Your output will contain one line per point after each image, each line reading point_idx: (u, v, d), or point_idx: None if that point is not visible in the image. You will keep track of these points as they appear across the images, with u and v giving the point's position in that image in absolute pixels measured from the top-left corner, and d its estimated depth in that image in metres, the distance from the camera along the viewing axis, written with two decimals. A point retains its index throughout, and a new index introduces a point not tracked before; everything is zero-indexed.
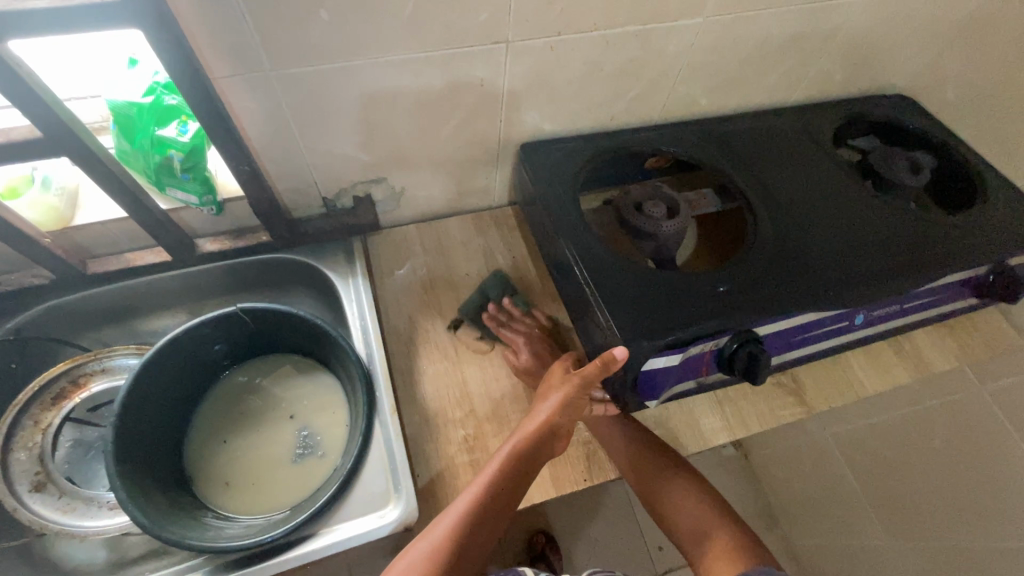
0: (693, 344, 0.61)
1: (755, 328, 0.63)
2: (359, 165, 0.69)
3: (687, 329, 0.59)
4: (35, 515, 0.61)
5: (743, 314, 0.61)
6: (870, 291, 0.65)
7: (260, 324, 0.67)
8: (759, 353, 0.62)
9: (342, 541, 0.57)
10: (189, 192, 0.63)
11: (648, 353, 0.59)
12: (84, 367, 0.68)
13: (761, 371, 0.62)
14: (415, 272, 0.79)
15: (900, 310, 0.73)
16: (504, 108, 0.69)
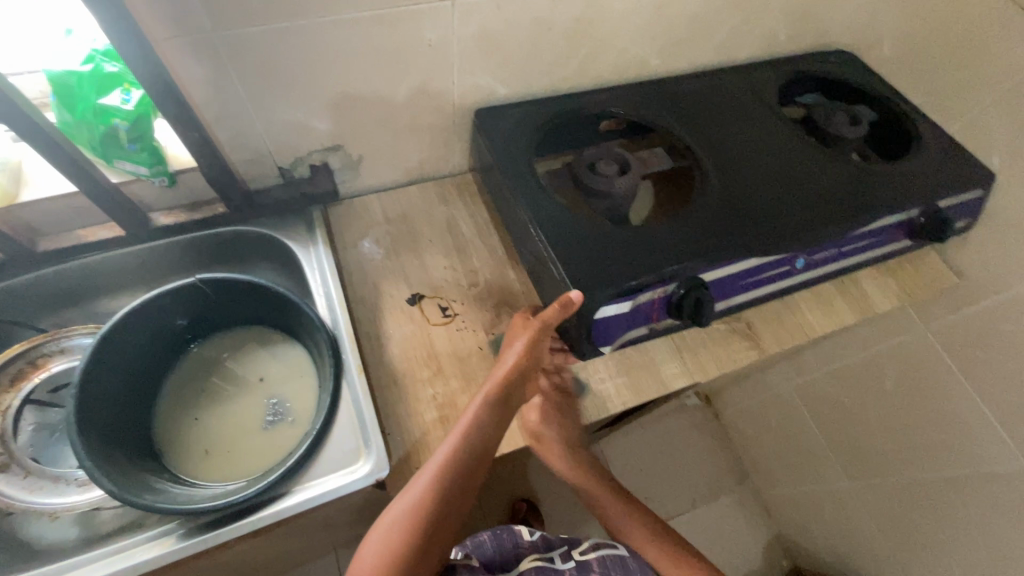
0: (642, 292, 0.64)
1: (700, 276, 0.67)
2: (313, 132, 0.69)
3: (637, 278, 0.63)
4: (0, 494, 0.61)
5: (690, 264, 0.65)
6: (808, 237, 0.69)
7: (221, 295, 0.67)
8: (705, 299, 0.66)
9: (316, 497, 0.58)
10: (137, 163, 0.62)
11: (601, 302, 0.62)
12: (42, 348, 0.67)
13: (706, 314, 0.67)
14: (377, 240, 0.80)
15: (838, 254, 0.77)
16: (456, 71, 0.70)
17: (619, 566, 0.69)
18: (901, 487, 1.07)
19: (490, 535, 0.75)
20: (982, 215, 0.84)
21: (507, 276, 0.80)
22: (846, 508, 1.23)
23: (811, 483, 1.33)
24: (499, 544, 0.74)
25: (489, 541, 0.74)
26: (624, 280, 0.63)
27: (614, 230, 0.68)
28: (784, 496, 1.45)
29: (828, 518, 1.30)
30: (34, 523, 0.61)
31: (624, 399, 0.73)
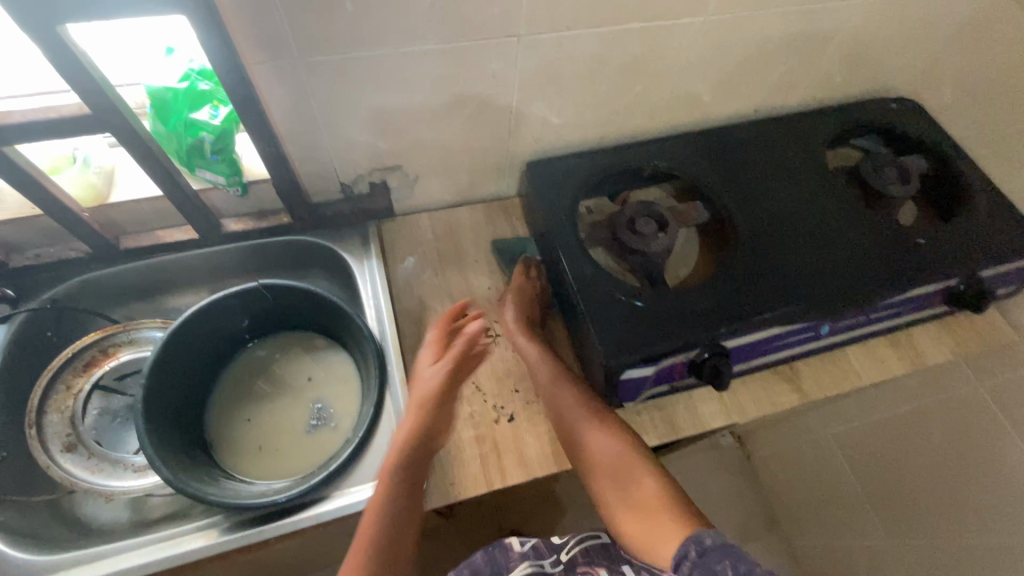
0: (664, 357, 0.67)
1: (721, 342, 0.68)
2: (375, 152, 0.73)
3: (657, 346, 0.66)
4: (68, 474, 0.65)
5: (712, 330, 0.67)
6: (834, 306, 0.71)
7: (278, 300, 0.70)
8: (725, 366, 0.67)
9: (355, 503, 0.60)
10: (216, 173, 0.67)
11: (623, 366, 0.66)
12: (113, 338, 0.71)
13: (725, 381, 0.68)
14: (427, 257, 0.83)
15: (870, 320, 0.76)
16: (515, 100, 0.72)
17: (603, 555, 0.65)
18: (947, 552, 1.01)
19: (483, 554, 0.68)
20: None
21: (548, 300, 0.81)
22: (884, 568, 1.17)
23: (847, 536, 1.27)
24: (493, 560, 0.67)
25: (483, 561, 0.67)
26: (647, 343, 0.66)
27: (641, 293, 0.71)
28: (816, 548, 1.38)
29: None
30: (92, 503, 0.66)
31: (660, 432, 0.73)
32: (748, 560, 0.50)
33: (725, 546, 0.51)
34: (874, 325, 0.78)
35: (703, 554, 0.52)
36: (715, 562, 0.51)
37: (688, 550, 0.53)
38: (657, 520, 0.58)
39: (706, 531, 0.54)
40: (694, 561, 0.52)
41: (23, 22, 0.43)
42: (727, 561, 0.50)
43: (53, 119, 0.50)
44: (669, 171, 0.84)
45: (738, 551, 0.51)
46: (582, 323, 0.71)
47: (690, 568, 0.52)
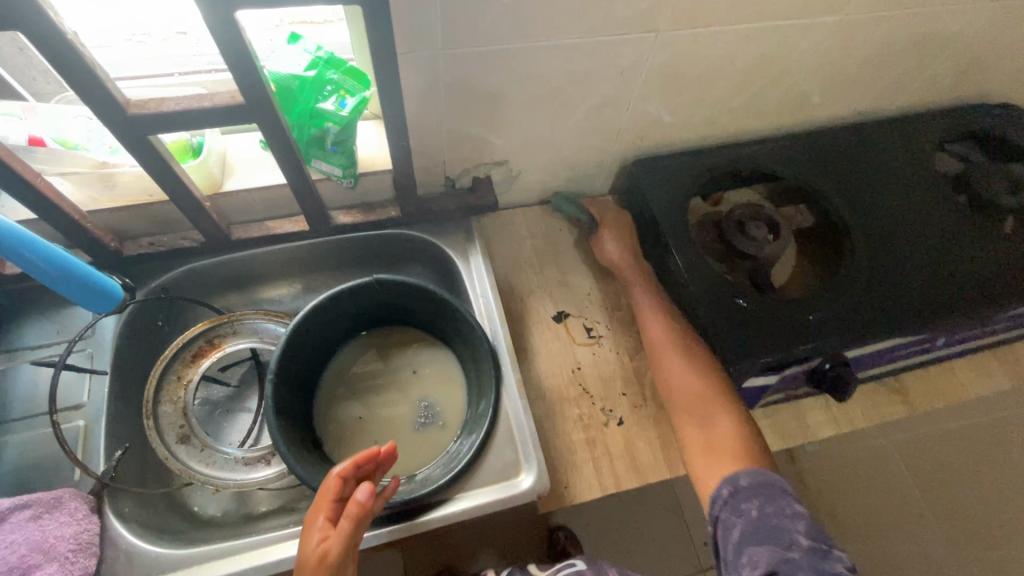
0: (788, 366, 0.66)
1: (844, 352, 0.67)
2: (487, 146, 0.71)
3: (783, 353, 0.65)
4: (183, 465, 0.64)
5: (836, 339, 0.66)
6: (956, 319, 0.70)
7: (389, 296, 0.69)
8: (847, 376, 0.66)
9: (480, 506, 0.59)
10: (333, 165, 0.65)
11: (748, 372, 0.65)
12: (219, 329, 0.70)
13: (848, 392, 0.66)
14: (524, 254, 0.82)
15: (984, 333, 0.75)
16: (634, 97, 0.71)
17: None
18: None
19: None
20: None
21: None
22: None
23: None
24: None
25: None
26: (771, 350, 0.65)
27: (759, 299, 0.69)
28: None
29: None
30: (200, 494, 0.66)
31: (767, 441, 0.72)
32: (784, 501, 0.52)
33: (759, 488, 0.54)
34: (988, 339, 0.76)
35: (733, 491, 0.55)
36: (743, 502, 0.54)
37: (722, 489, 0.56)
38: (723, 460, 0.59)
39: (743, 473, 0.56)
40: (726, 499, 0.55)
41: (204, 7, 0.41)
42: (756, 501, 0.53)
43: (207, 107, 0.49)
44: (777, 174, 0.82)
45: (771, 490, 0.54)
46: (698, 328, 0.70)
47: (721, 506, 0.55)
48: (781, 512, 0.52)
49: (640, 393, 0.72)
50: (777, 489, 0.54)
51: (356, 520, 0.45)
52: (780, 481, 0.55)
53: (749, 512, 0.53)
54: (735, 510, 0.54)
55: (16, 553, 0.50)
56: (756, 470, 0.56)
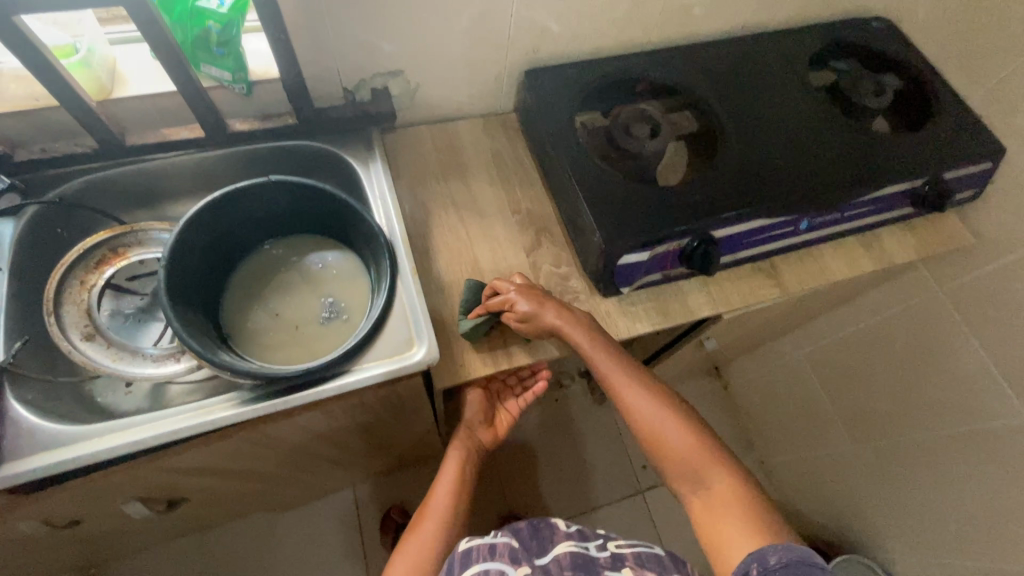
0: (659, 243, 0.72)
1: (710, 231, 0.74)
2: (378, 54, 0.75)
3: (654, 232, 0.71)
4: (88, 359, 0.67)
5: (702, 219, 0.72)
6: (812, 200, 0.77)
7: (286, 197, 0.72)
8: (712, 252, 0.73)
9: (373, 375, 0.63)
10: (222, 69, 0.68)
11: (622, 251, 0.71)
12: (123, 240, 0.72)
13: (711, 266, 0.74)
14: (428, 166, 0.85)
15: (842, 217, 0.83)
16: (516, 4, 0.75)
17: (654, 561, 0.68)
18: (905, 447, 1.12)
19: (528, 523, 0.74)
20: (1007, 173, 0.87)
21: (546, 205, 0.85)
22: (849, 473, 1.28)
23: (814, 450, 1.38)
24: (539, 535, 0.72)
25: (529, 529, 0.72)
26: (643, 230, 0.71)
27: (638, 189, 0.75)
28: (787, 466, 1.50)
29: (830, 484, 1.35)
30: (111, 393, 0.68)
31: (652, 321, 0.78)
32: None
33: (791, 567, 0.52)
34: (847, 223, 0.84)
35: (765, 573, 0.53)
36: None
37: (749, 567, 0.54)
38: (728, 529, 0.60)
39: (769, 547, 0.55)
40: None
41: None
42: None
43: None
44: (662, 83, 0.88)
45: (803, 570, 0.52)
46: (582, 218, 0.75)
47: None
48: None
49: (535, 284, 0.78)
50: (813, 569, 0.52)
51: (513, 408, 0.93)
52: (812, 555, 0.53)
53: None
54: None
55: None
56: (781, 543, 0.55)
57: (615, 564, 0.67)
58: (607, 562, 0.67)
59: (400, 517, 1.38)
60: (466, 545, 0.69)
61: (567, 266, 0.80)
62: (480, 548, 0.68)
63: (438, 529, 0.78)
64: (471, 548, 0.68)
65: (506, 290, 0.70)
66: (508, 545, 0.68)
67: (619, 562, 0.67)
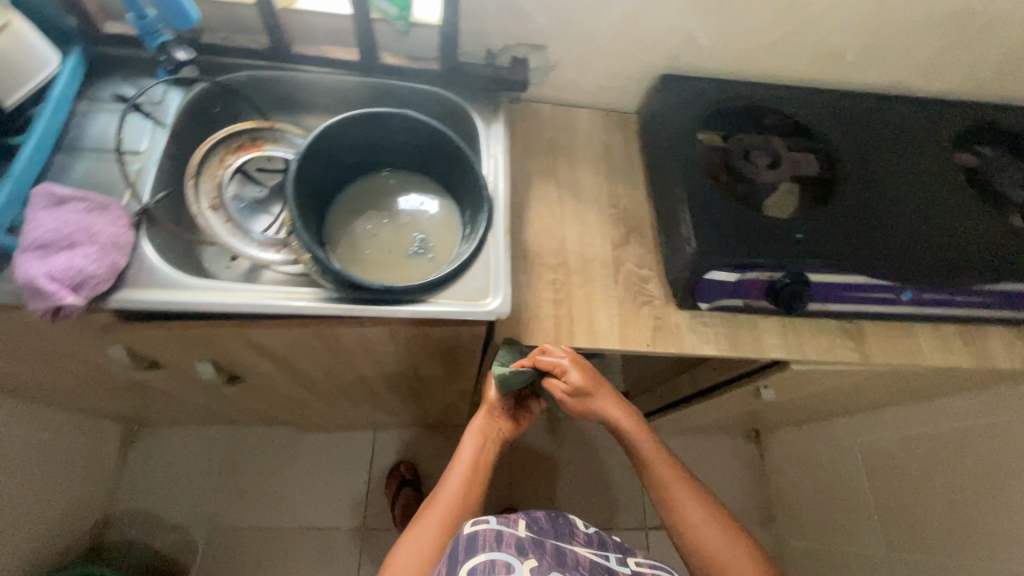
0: (751, 269, 0.71)
1: (806, 272, 0.72)
2: (530, 25, 0.79)
3: (748, 256, 0.70)
4: (209, 226, 0.75)
5: (801, 257, 0.71)
6: (923, 272, 0.73)
7: (411, 134, 0.77)
8: (801, 293, 0.71)
9: (445, 311, 0.67)
10: (392, 5, 0.74)
11: (711, 266, 0.70)
12: (264, 133, 0.80)
13: (797, 307, 0.72)
14: (541, 142, 0.88)
15: (950, 300, 0.78)
16: (672, 8, 0.76)
17: None
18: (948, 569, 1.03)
19: (547, 514, 0.72)
20: None
21: (644, 207, 0.86)
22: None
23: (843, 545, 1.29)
24: (559, 527, 0.71)
25: (550, 520, 0.71)
26: (739, 251, 0.70)
27: (743, 212, 0.74)
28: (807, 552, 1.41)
29: None
30: (216, 262, 0.76)
31: (720, 346, 0.77)
32: None
33: None
34: (953, 309, 0.79)
35: None
36: None
37: None
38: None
39: None
40: None
41: None
42: None
43: None
44: (794, 121, 0.86)
45: None
46: (679, 227, 0.75)
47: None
48: None
49: (613, 277, 0.79)
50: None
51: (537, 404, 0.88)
52: None
53: None
54: None
55: (59, 230, 0.59)
56: None
57: None
58: None
59: (406, 473, 1.43)
60: (471, 528, 0.65)
61: (649, 269, 0.80)
62: (487, 532, 0.64)
63: (447, 518, 0.72)
64: (478, 533, 0.63)
65: (559, 354, 0.70)
66: (516, 535, 0.65)
67: None
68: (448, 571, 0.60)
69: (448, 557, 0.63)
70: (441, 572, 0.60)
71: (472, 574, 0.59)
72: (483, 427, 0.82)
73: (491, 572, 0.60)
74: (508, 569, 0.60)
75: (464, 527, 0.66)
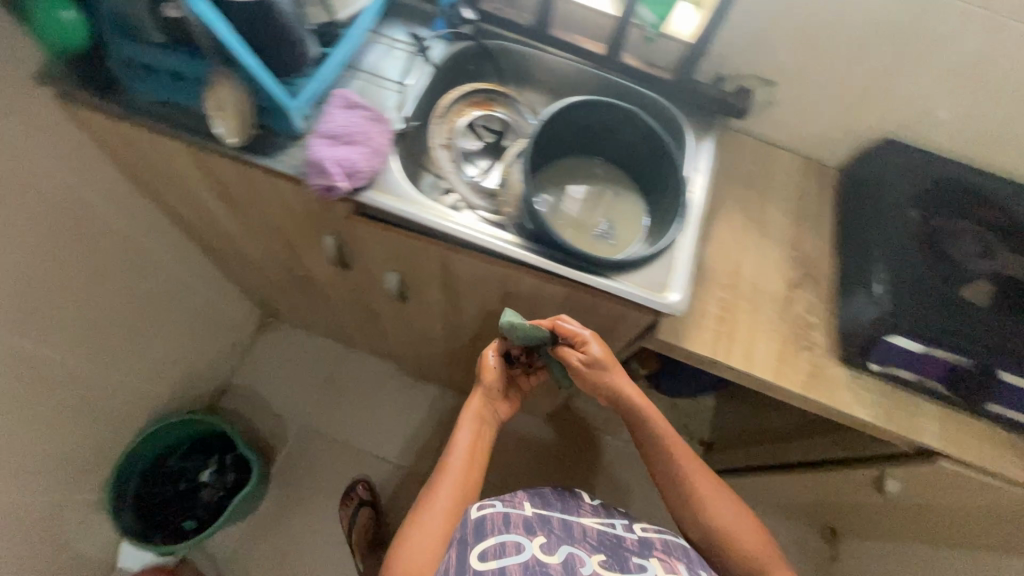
0: (936, 347, 0.69)
1: (997, 369, 0.68)
2: (770, 59, 0.83)
3: (937, 331, 0.69)
4: (437, 159, 0.85)
5: (996, 352, 0.68)
6: None
7: (630, 129, 0.82)
8: (992, 384, 0.69)
9: (628, 291, 0.72)
10: (652, 13, 0.82)
11: (894, 330, 0.70)
12: (500, 98, 0.91)
13: (986, 396, 0.71)
14: (738, 170, 0.91)
15: None
16: (921, 75, 0.78)
17: (682, 552, 0.72)
18: None
19: (554, 489, 0.79)
20: None
21: (824, 259, 0.86)
22: None
23: None
24: (565, 501, 0.77)
25: (557, 497, 0.78)
26: (928, 325, 0.69)
27: (940, 289, 0.73)
28: None
29: None
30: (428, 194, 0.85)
31: (871, 414, 0.75)
32: None
33: None
34: None
35: None
36: None
37: None
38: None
39: None
40: None
41: None
42: None
43: None
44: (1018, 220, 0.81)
45: None
46: (866, 286, 0.75)
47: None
48: None
49: (779, 314, 0.80)
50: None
51: (526, 380, 0.94)
52: None
53: None
54: None
55: (351, 127, 0.72)
56: None
57: (641, 547, 0.71)
58: (632, 544, 0.72)
59: (363, 494, 1.43)
60: (479, 511, 0.72)
61: (816, 318, 0.80)
62: (494, 516, 0.71)
63: (457, 492, 0.78)
64: (486, 519, 0.70)
65: (580, 329, 0.77)
66: (523, 516, 0.72)
67: (646, 546, 0.72)
68: (461, 554, 0.67)
69: (460, 540, 0.69)
70: (453, 556, 0.67)
71: (484, 555, 0.65)
72: (480, 409, 0.87)
73: (503, 551, 0.66)
74: (518, 547, 0.66)
75: (471, 511, 0.72)
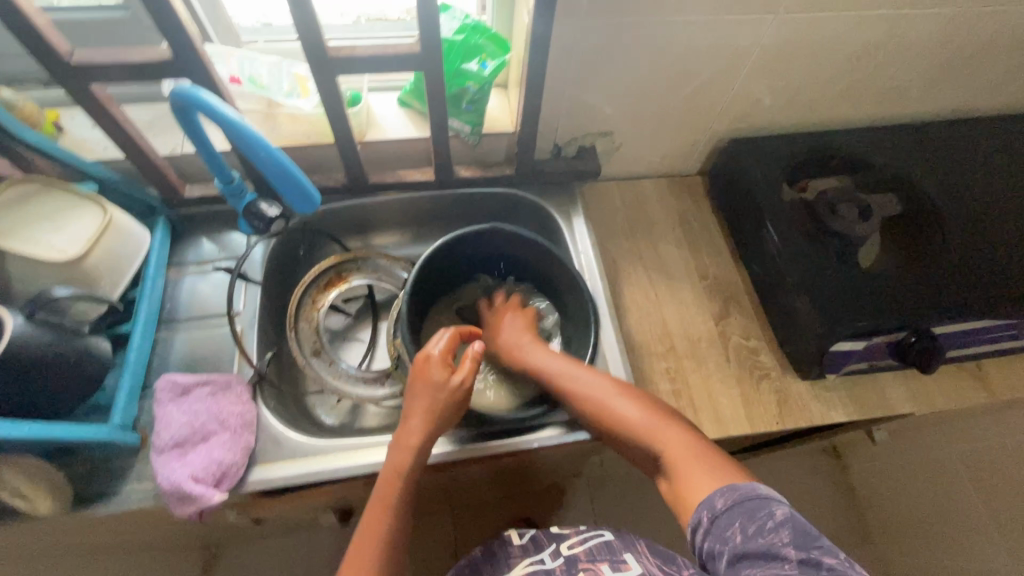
0: (875, 336, 0.69)
1: (930, 327, 0.69)
2: (599, 115, 0.79)
3: (875, 322, 0.67)
4: (314, 372, 0.71)
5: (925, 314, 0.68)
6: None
7: (495, 245, 0.74)
8: (936, 348, 0.68)
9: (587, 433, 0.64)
10: (463, 122, 0.75)
11: (836, 340, 0.68)
12: (347, 265, 0.78)
13: (932, 362, 0.69)
14: (617, 222, 0.87)
15: None
16: (740, 80, 0.77)
17: (606, 552, 0.54)
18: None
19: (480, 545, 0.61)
20: None
21: (732, 276, 0.84)
22: None
23: None
24: (491, 558, 0.58)
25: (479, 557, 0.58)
26: (863, 317, 0.67)
27: (850, 274, 0.71)
28: None
29: None
30: (321, 404, 0.75)
31: (844, 409, 0.74)
32: (766, 513, 0.43)
33: (737, 508, 0.44)
34: None
35: (713, 520, 0.44)
36: (727, 525, 0.44)
37: (699, 514, 0.46)
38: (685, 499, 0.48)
39: (713, 492, 0.46)
40: (704, 530, 0.45)
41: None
42: (737, 524, 0.43)
43: (389, 54, 0.58)
44: (873, 162, 0.83)
45: (748, 507, 0.43)
46: (791, 297, 0.73)
47: (703, 535, 0.45)
48: (762, 529, 0.42)
49: (724, 356, 0.77)
50: (755, 502, 0.44)
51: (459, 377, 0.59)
52: (759, 486, 0.45)
53: (734, 538, 0.43)
54: (720, 538, 0.43)
55: (198, 419, 0.59)
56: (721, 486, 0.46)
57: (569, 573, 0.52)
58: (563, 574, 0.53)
59: None
60: None
61: (756, 340, 0.79)
62: None
63: None
64: None
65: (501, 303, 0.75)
66: None
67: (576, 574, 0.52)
68: None
69: None
70: None
71: None
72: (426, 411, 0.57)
73: None
74: None
75: None
